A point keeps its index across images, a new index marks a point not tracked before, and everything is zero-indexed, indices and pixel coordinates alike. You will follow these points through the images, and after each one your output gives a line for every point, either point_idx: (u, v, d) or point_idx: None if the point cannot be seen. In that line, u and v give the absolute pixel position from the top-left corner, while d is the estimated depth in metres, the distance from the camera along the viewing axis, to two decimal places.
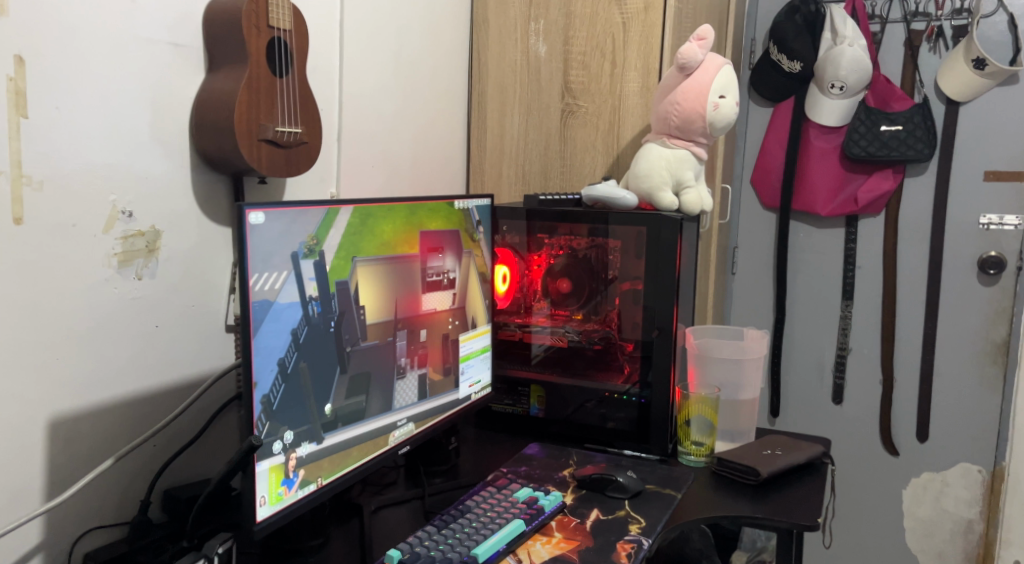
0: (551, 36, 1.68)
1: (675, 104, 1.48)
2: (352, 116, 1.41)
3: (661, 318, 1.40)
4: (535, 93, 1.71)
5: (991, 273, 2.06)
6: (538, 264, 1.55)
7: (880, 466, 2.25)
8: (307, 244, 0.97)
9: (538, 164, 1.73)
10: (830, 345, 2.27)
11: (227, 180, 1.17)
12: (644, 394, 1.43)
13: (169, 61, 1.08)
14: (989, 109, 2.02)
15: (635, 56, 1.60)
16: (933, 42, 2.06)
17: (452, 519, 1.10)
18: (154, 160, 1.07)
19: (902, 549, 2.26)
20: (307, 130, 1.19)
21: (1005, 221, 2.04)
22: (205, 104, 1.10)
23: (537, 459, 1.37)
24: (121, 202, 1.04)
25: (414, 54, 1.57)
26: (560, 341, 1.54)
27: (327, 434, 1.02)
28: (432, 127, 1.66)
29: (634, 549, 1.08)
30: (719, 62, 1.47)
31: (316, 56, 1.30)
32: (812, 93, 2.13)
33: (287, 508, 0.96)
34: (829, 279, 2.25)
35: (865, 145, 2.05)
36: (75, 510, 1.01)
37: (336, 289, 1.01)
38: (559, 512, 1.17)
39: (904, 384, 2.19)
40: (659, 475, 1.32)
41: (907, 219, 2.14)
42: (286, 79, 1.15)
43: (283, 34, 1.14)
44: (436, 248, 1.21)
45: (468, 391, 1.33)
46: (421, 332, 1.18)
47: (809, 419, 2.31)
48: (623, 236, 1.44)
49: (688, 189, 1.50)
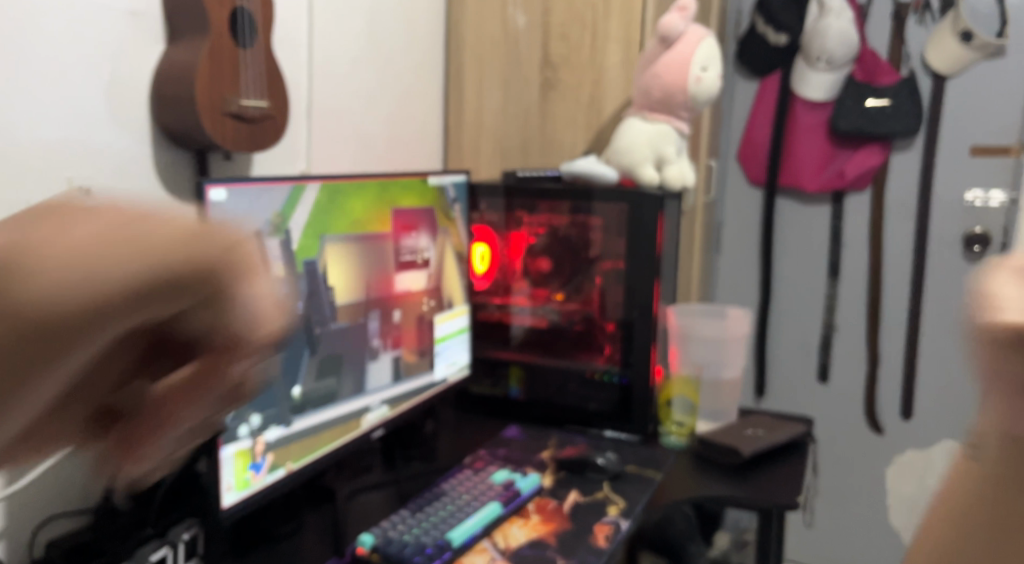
0: (530, 8, 1.64)
1: (658, 77, 1.43)
2: (324, 89, 1.36)
3: (641, 297, 1.38)
4: (514, 66, 1.67)
5: (976, 249, 2.05)
6: (517, 242, 1.51)
7: (864, 444, 2.24)
8: (272, 222, 0.93)
9: (517, 140, 1.69)
10: (814, 324, 2.26)
11: (191, 156, 1.14)
12: (626, 374, 1.41)
13: (125, 30, 1.04)
14: (976, 83, 2.00)
15: (616, 28, 1.57)
16: (920, 14, 2.02)
17: (428, 502, 1.08)
18: (115, 136, 1.03)
19: (886, 526, 2.26)
20: (273, 103, 1.16)
21: (991, 197, 2.02)
22: (167, 76, 1.06)
23: (516, 442, 1.35)
24: (78, 179, 1.00)
25: (389, 25, 1.53)
26: (540, 321, 1.51)
27: (295, 418, 0.99)
28: (408, 102, 1.61)
29: (612, 531, 1.06)
30: (702, 34, 1.44)
31: (284, 27, 1.26)
32: (799, 68, 2.09)
33: (255, 493, 0.93)
34: (814, 258, 2.24)
35: (853, 120, 2.02)
36: (34, 493, 0.98)
37: (305, 269, 0.98)
38: (536, 495, 1.15)
39: (889, 361, 2.19)
40: (640, 456, 1.30)
41: (893, 195, 2.12)
42: (250, 50, 1.11)
43: (246, 3, 1.11)
44: (410, 227, 1.18)
45: (445, 372, 1.31)
46: (394, 313, 1.15)
47: (794, 397, 2.30)
48: (605, 214, 1.40)
49: (670, 165, 1.47)
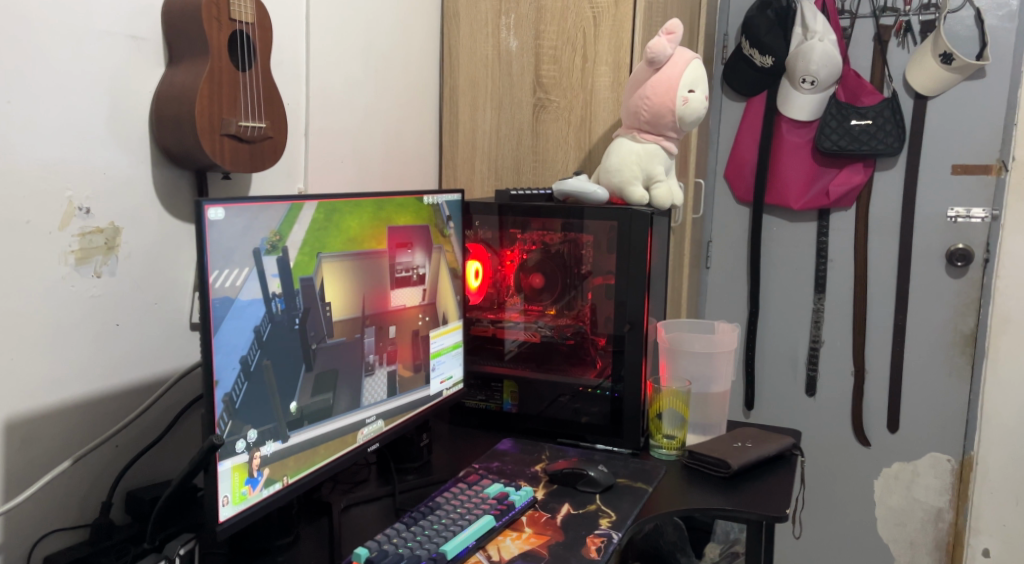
0: (522, 31, 1.67)
1: (646, 98, 1.47)
2: (321, 110, 1.39)
3: (632, 312, 1.40)
4: (506, 88, 1.70)
5: (959, 264, 2.08)
6: (511, 260, 1.55)
7: (852, 456, 2.27)
8: (270, 240, 0.96)
9: (510, 159, 1.72)
10: (802, 338, 2.29)
11: (191, 175, 1.16)
12: (616, 388, 1.43)
13: (126, 54, 1.06)
14: (957, 103, 2.04)
15: (606, 51, 1.60)
16: (902, 37, 2.08)
17: (422, 516, 1.10)
18: (115, 155, 1.06)
19: (874, 538, 2.28)
20: (271, 125, 1.19)
21: (973, 214, 2.06)
22: (166, 98, 1.09)
23: (509, 455, 1.37)
24: (78, 199, 1.02)
25: (385, 49, 1.57)
26: (533, 337, 1.54)
27: (293, 433, 1.01)
28: (403, 123, 1.65)
29: (604, 543, 1.08)
30: (688, 56, 1.48)
31: (281, 51, 1.29)
32: (784, 88, 2.14)
33: (251, 507, 0.95)
34: (801, 273, 2.27)
35: (836, 139, 2.06)
36: (32, 511, 1.00)
37: (301, 285, 1.00)
38: (529, 507, 1.17)
39: (875, 375, 2.21)
40: (631, 469, 1.33)
41: (877, 212, 2.16)
42: (249, 73, 1.14)
43: (246, 27, 1.13)
44: (404, 244, 1.20)
45: (439, 387, 1.33)
46: (389, 329, 1.17)
47: (782, 411, 2.34)
48: (595, 230, 1.42)
49: (658, 183, 1.50)
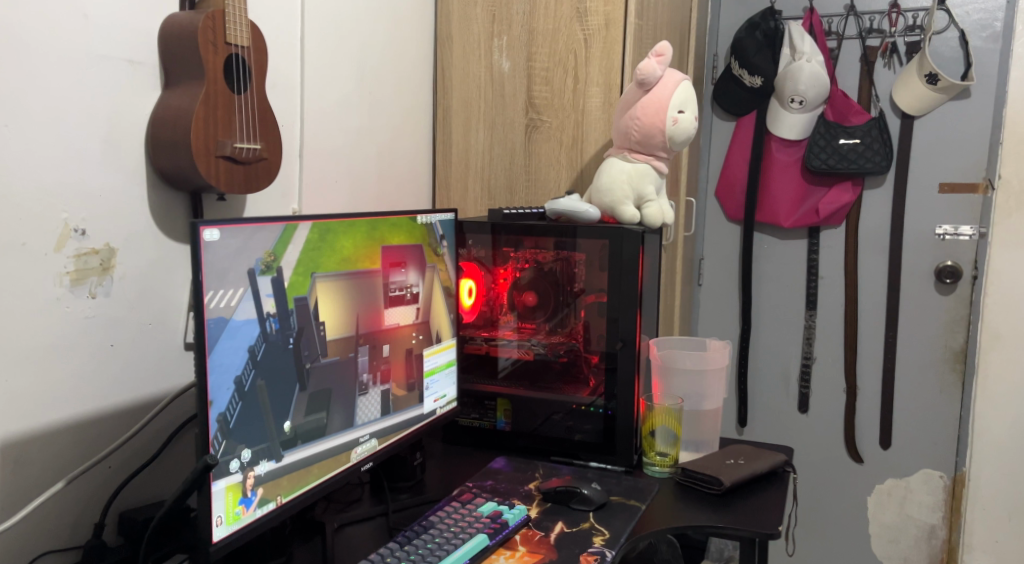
0: (515, 52, 1.69)
1: (636, 119, 1.49)
2: (315, 130, 1.41)
3: (624, 329, 1.41)
4: (499, 108, 1.72)
5: (948, 281, 2.10)
6: (504, 278, 1.55)
7: (845, 474, 2.28)
8: (264, 261, 0.97)
9: (503, 178, 1.74)
10: (794, 355, 2.30)
11: (185, 197, 1.17)
12: (609, 406, 1.44)
13: (124, 77, 1.08)
14: (943, 123, 2.07)
15: (597, 72, 1.62)
16: (888, 58, 2.11)
17: (416, 534, 1.10)
18: (110, 177, 1.07)
19: (868, 554, 2.28)
20: (266, 146, 1.20)
21: (960, 232, 2.09)
22: (162, 121, 1.10)
23: (503, 473, 1.37)
24: (74, 220, 1.03)
25: (378, 68, 1.58)
26: (527, 355, 1.53)
27: (286, 452, 1.01)
28: (397, 142, 1.66)
29: (597, 561, 1.08)
30: (678, 77, 1.50)
31: (275, 73, 1.31)
32: (773, 107, 2.17)
33: (244, 527, 0.95)
34: (792, 290, 2.29)
35: (825, 158, 2.09)
36: (23, 532, 1.00)
37: (296, 305, 1.01)
38: (523, 525, 1.17)
39: (867, 392, 2.23)
40: (625, 486, 1.33)
41: (866, 229, 2.19)
42: (244, 95, 1.15)
43: (241, 50, 1.14)
44: (398, 263, 1.21)
45: (433, 406, 1.33)
46: (383, 347, 1.18)
47: (775, 427, 2.34)
48: (588, 248, 1.44)
49: (650, 203, 1.52)
